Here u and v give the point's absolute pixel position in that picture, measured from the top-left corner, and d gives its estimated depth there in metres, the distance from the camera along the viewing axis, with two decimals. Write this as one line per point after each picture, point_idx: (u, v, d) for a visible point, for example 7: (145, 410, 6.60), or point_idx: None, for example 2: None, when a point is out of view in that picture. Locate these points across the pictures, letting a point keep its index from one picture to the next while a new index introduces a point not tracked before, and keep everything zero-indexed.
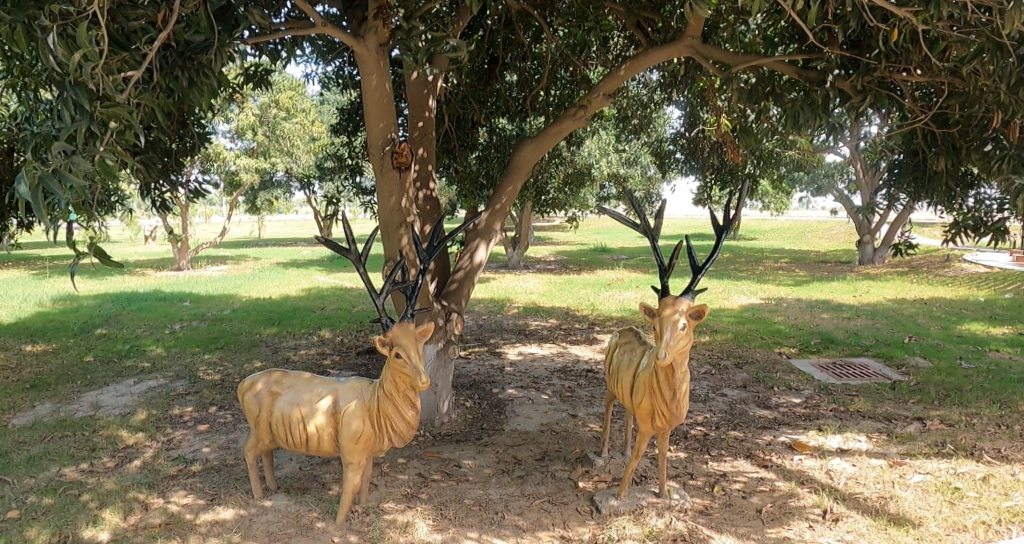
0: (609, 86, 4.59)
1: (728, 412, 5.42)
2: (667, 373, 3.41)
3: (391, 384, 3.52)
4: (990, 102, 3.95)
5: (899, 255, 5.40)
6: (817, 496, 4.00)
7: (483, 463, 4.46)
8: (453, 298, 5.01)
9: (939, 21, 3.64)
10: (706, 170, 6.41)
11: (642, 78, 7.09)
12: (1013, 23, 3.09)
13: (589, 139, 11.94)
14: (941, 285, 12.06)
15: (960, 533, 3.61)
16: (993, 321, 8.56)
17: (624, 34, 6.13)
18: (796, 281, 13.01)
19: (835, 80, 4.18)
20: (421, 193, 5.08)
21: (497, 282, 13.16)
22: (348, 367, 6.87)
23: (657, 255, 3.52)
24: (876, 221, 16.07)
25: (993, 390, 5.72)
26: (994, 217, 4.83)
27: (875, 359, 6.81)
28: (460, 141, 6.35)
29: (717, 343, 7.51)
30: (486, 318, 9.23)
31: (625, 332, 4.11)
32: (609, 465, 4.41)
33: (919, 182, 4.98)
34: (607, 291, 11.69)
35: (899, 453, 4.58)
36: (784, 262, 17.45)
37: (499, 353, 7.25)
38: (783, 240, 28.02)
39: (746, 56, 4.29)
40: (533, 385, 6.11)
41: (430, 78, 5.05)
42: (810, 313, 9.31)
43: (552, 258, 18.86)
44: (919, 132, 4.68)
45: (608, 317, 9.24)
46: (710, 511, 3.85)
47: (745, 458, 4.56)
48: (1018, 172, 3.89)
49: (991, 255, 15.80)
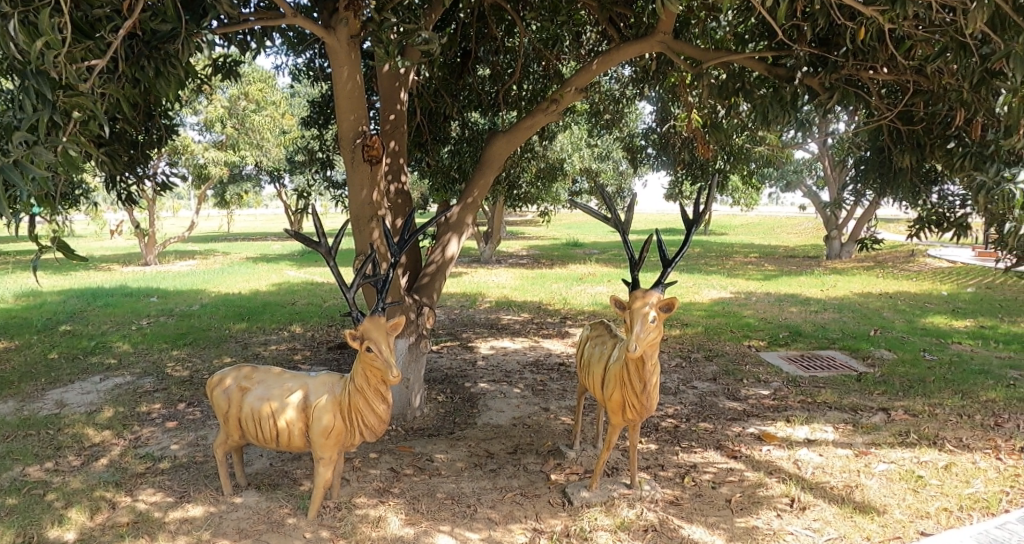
0: (581, 80, 4.59)
1: (698, 404, 5.48)
2: (637, 365, 3.40)
3: (362, 377, 3.51)
4: (953, 101, 4.11)
5: (865, 250, 5.46)
6: (784, 486, 4.08)
7: (456, 457, 4.46)
8: (424, 292, 4.97)
9: (904, 20, 3.80)
10: (677, 166, 6.36)
11: (614, 73, 7.09)
12: (976, 23, 3.25)
13: (561, 134, 12.00)
14: (906, 279, 12.33)
15: (922, 520, 3.71)
16: (956, 314, 8.77)
17: (597, 30, 6.15)
18: (765, 275, 13.17)
19: (804, 78, 4.30)
20: (393, 186, 5.04)
21: (470, 276, 13.14)
22: (319, 362, 6.81)
23: (627, 248, 3.45)
24: (842, 217, 16.38)
25: (955, 381, 5.87)
26: (957, 213, 4.89)
27: (842, 352, 6.94)
28: (432, 135, 6.30)
29: (688, 337, 7.59)
30: (458, 312, 9.20)
31: (597, 325, 4.10)
32: (581, 458, 4.43)
33: (884, 179, 5.08)
34: (578, 285, 11.75)
35: (864, 443, 4.69)
36: (754, 256, 17.67)
37: (470, 347, 7.24)
38: (750, 234, 28.65)
39: (717, 53, 4.37)
40: (505, 378, 6.12)
41: (402, 71, 5.01)
42: (779, 307, 9.46)
43: (522, 252, 18.82)
44: (885, 128, 4.75)
45: (579, 311, 9.27)
46: (680, 502, 3.90)
47: (715, 449, 4.62)
48: (979, 168, 4.06)
49: (953, 250, 16.29)
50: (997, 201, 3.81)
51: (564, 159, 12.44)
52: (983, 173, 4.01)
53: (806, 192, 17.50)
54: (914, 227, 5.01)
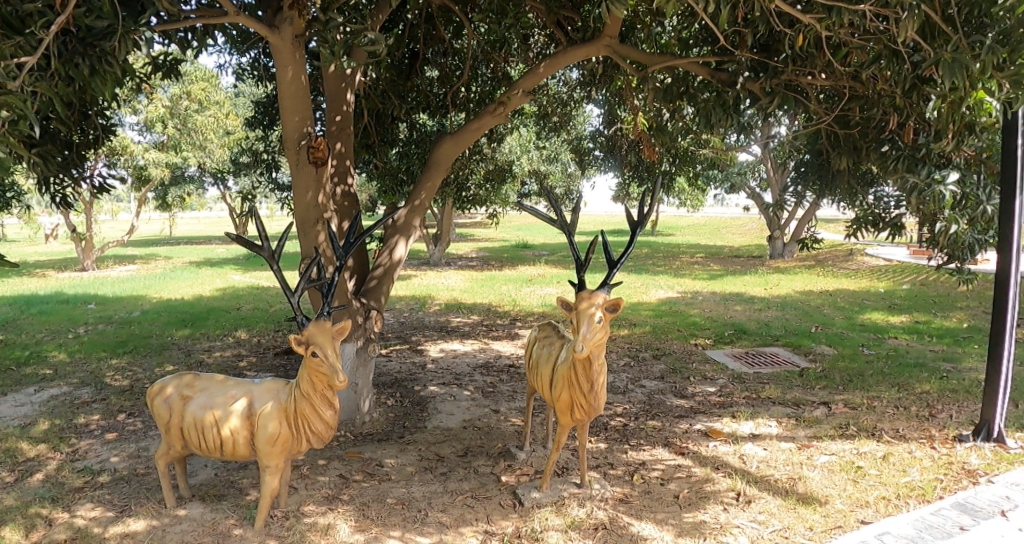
0: (528, 83, 4.62)
1: (647, 402, 5.57)
2: (585, 365, 3.43)
3: (308, 383, 3.44)
4: (888, 105, 4.32)
5: (805, 250, 5.56)
6: (730, 480, 4.17)
7: (406, 461, 4.42)
8: (372, 296, 4.92)
9: (840, 28, 3.96)
10: (624, 168, 6.47)
11: (562, 76, 7.13)
12: (906, 32, 3.44)
13: (510, 136, 12.04)
14: (845, 277, 12.79)
15: (862, 509, 3.84)
16: (892, 310, 9.14)
17: (544, 33, 6.20)
18: (711, 275, 13.48)
19: (746, 82, 4.40)
20: (339, 188, 4.97)
21: (420, 279, 13.06)
22: (267, 368, 6.66)
23: (574, 249, 3.48)
24: (784, 217, 16.89)
25: (891, 375, 6.11)
26: (892, 213, 5.01)
27: (785, 348, 7.15)
28: (380, 137, 6.24)
29: (636, 336, 7.71)
30: (408, 315, 9.14)
31: (545, 327, 4.12)
32: (531, 459, 4.45)
33: (824, 180, 5.27)
34: (528, 286, 11.81)
35: (807, 436, 4.84)
36: (701, 256, 18.07)
37: (420, 350, 7.19)
38: (696, 235, 29.30)
39: (661, 57, 4.46)
40: (455, 381, 6.10)
41: (348, 71, 4.96)
42: (724, 305, 9.69)
43: (471, 254, 18.80)
44: (824, 132, 4.91)
45: (529, 313, 9.32)
46: (629, 499, 3.95)
47: (663, 446, 4.70)
48: (911, 170, 4.21)
49: (889, 249, 16.98)
50: (930, 203, 3.99)
51: (513, 161, 12.47)
52: (915, 176, 4.16)
53: (749, 194, 17.98)
54: (852, 227, 5.23)
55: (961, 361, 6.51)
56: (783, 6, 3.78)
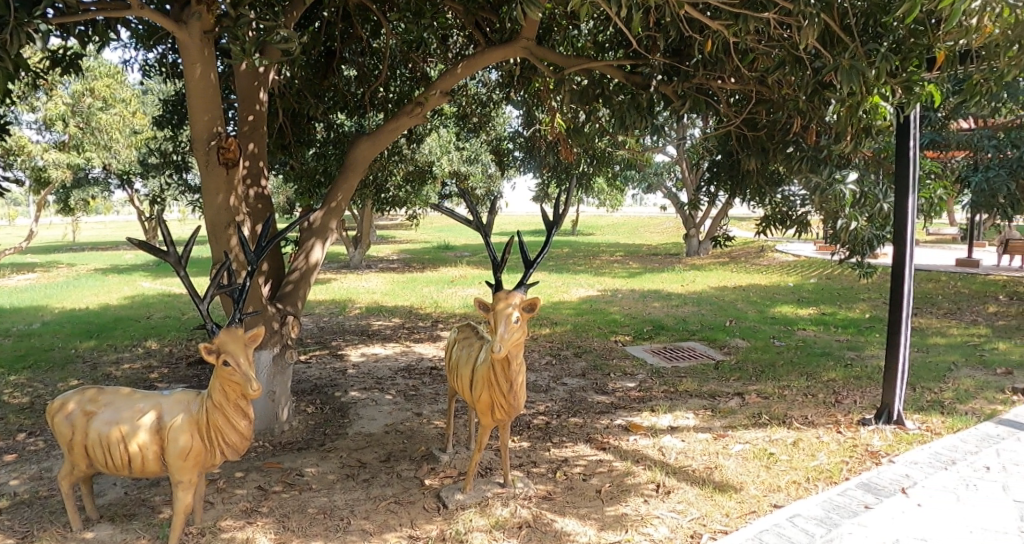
0: (446, 83, 4.61)
1: (569, 399, 5.65)
2: (503, 365, 3.45)
3: (219, 393, 3.31)
4: (791, 109, 4.46)
5: (719, 247, 5.78)
6: (650, 472, 4.28)
7: (327, 469, 4.33)
8: (289, 300, 4.81)
9: (747, 34, 4.13)
10: (543, 168, 6.55)
11: (482, 77, 7.17)
12: (807, 39, 3.62)
13: (430, 137, 11.98)
14: (757, 273, 13.36)
15: (774, 493, 4.01)
16: (800, 303, 9.61)
17: (463, 34, 6.23)
18: (630, 273, 13.83)
19: (659, 86, 4.56)
20: (253, 191, 4.83)
21: (340, 283, 12.81)
22: (180, 379, 6.38)
23: (490, 250, 3.49)
24: (699, 216, 17.52)
25: (799, 364, 6.42)
26: (798, 211, 5.25)
27: (701, 342, 7.40)
28: (296, 137, 6.09)
29: (558, 335, 7.82)
30: (328, 320, 8.95)
31: (464, 328, 4.13)
32: (454, 461, 4.43)
33: (734, 180, 5.45)
34: (450, 288, 11.78)
35: (722, 426, 5.02)
36: (621, 255, 18.51)
37: (341, 355, 7.05)
38: (617, 234, 30.03)
39: (576, 59, 4.54)
40: (377, 385, 6.02)
41: (262, 70, 4.81)
42: (642, 302, 9.96)
43: (394, 257, 18.59)
44: (734, 134, 5.10)
45: (452, 314, 9.30)
46: (553, 496, 3.99)
47: (585, 442, 4.78)
48: (814, 171, 4.42)
49: (797, 245, 17.89)
50: (831, 201, 4.37)
51: (433, 162, 12.40)
52: (818, 176, 4.40)
53: (666, 193, 18.55)
54: (762, 224, 5.49)
55: (863, 349, 6.92)
56: (694, 11, 3.92)
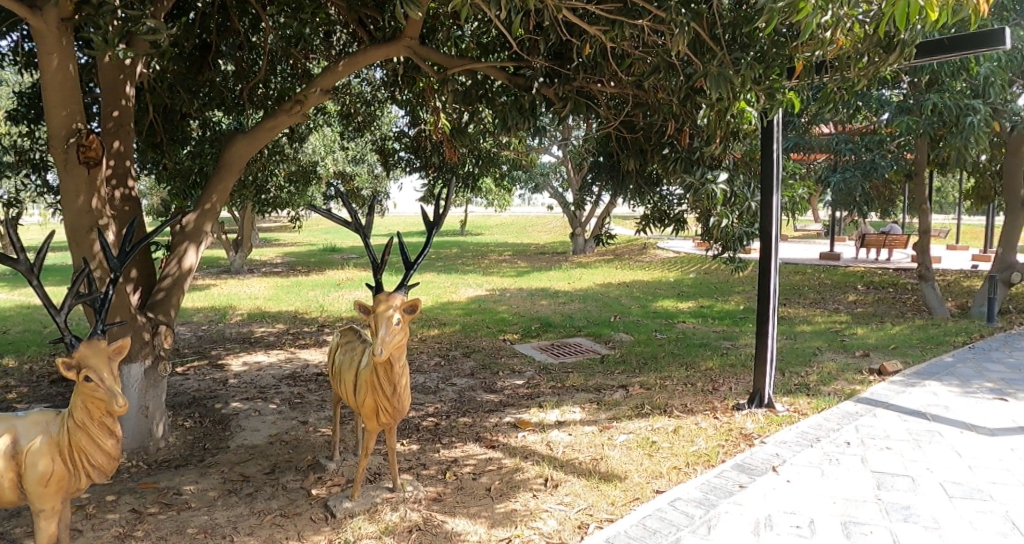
0: (326, 81, 4.51)
1: (458, 400, 5.68)
2: (386, 368, 3.42)
3: (82, 411, 3.07)
4: (666, 112, 4.69)
5: (601, 244, 5.94)
6: (538, 467, 4.37)
7: (208, 486, 4.13)
8: (160, 309, 4.57)
9: (623, 40, 4.27)
10: (427, 169, 6.52)
11: (365, 75, 7.07)
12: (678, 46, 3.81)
13: (314, 136, 11.67)
14: (640, 269, 13.94)
15: (656, 479, 4.20)
16: (680, 297, 10.11)
17: (347, 31, 6.15)
18: (518, 271, 14.08)
19: (541, 87, 4.70)
20: (118, 192, 4.54)
21: (220, 289, 12.22)
22: (40, 399, 5.86)
23: (370, 251, 3.46)
24: (584, 215, 18.08)
25: (678, 355, 6.76)
26: (675, 210, 5.47)
27: (587, 338, 7.64)
28: (169, 135, 5.76)
29: (446, 335, 7.83)
30: (207, 329, 8.51)
31: (346, 332, 4.06)
32: (342, 468, 4.34)
33: (616, 180, 5.65)
34: (337, 291, 11.52)
35: (607, 418, 5.20)
36: (510, 255, 18.79)
37: (221, 365, 6.73)
38: (506, 233, 30.44)
39: (459, 60, 4.59)
40: (260, 395, 5.80)
41: (128, 62, 4.49)
42: (530, 300, 10.16)
43: (280, 260, 17.96)
44: (614, 135, 5.28)
45: (339, 318, 9.11)
46: (443, 497, 4.00)
47: (474, 441, 4.82)
48: (687, 171, 4.67)
49: (678, 242, 18.79)
50: (704, 199, 4.47)
51: (318, 162, 12.08)
52: (691, 175, 4.59)
53: (552, 193, 19.01)
54: (642, 223, 5.71)
55: (737, 339, 7.37)
56: (571, 16, 3.98)
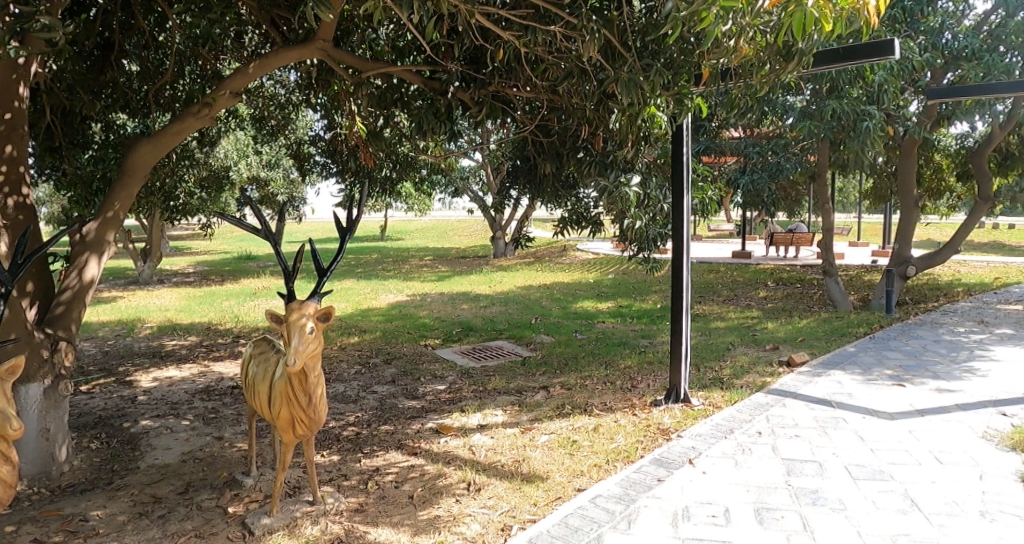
0: (236, 84, 4.36)
1: (379, 408, 5.60)
2: (300, 378, 3.34)
3: None
4: (580, 117, 4.81)
5: (519, 248, 5.94)
6: (461, 472, 4.36)
7: (116, 510, 3.90)
8: (59, 324, 4.32)
9: (536, 45, 4.32)
10: (344, 173, 6.41)
11: (278, 77, 6.95)
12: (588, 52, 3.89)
13: (225, 140, 11.27)
14: (561, 271, 14.16)
15: (579, 478, 4.26)
16: (599, 298, 10.33)
17: (259, 32, 5.96)
18: (439, 276, 14.03)
19: (456, 92, 4.74)
20: (12, 200, 4.21)
21: (126, 301, 11.59)
22: None
23: (280, 259, 3.35)
24: (505, 218, 18.20)
25: (597, 355, 6.90)
26: (590, 213, 5.43)
27: (508, 340, 7.69)
28: (67, 138, 5.46)
29: (367, 342, 7.71)
30: (112, 344, 8.05)
31: (260, 342, 3.93)
32: (260, 484, 4.19)
33: (533, 184, 5.72)
34: (253, 301, 11.14)
35: (528, 419, 5.25)
36: (431, 259, 18.69)
37: (128, 382, 6.39)
38: (426, 238, 30.27)
39: (375, 63, 4.55)
40: (172, 412, 5.54)
41: (21, 60, 4.19)
42: (452, 305, 10.14)
43: (191, 269, 17.20)
44: (530, 140, 5.36)
45: (256, 328, 8.81)
46: (365, 508, 3.92)
47: (396, 449, 4.76)
48: (601, 174, 4.78)
49: (597, 243, 19.20)
50: (618, 202, 4.60)
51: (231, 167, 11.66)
52: (605, 179, 4.72)
53: (473, 197, 19.05)
54: (560, 226, 5.57)
55: (653, 337, 7.59)
56: (485, 21, 3.98)
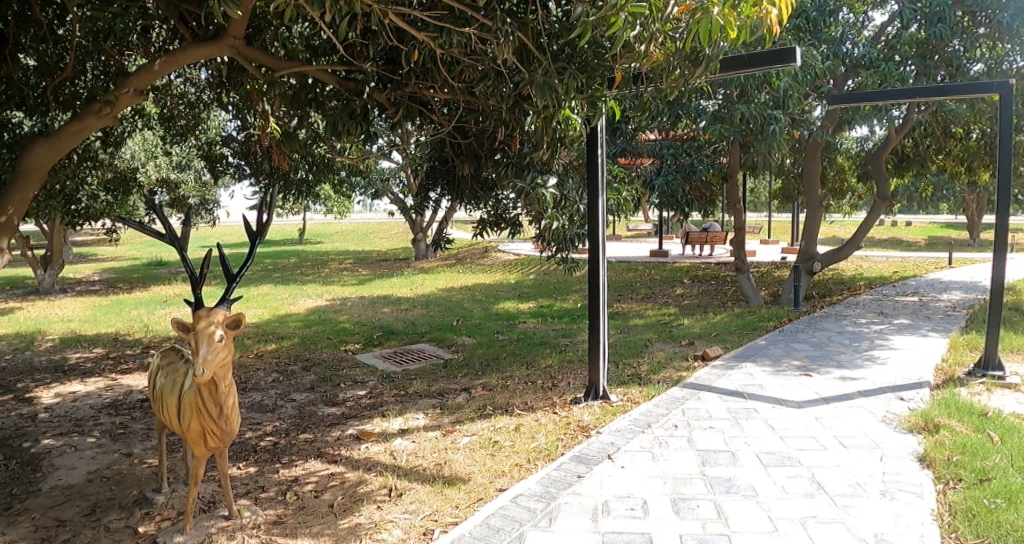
0: (139, 81, 4.19)
1: (298, 416, 5.46)
2: (210, 388, 3.22)
3: None
4: (495, 119, 4.88)
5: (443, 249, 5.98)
6: (382, 478, 4.31)
7: (13, 537, 3.63)
8: None
9: (450, 47, 4.32)
10: (259, 175, 6.19)
11: (188, 75, 6.63)
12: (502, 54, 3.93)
13: (130, 139, 10.71)
14: (483, 272, 14.21)
15: (501, 478, 4.29)
16: (521, 298, 10.43)
17: (167, 27, 5.69)
18: (360, 279, 13.81)
19: (372, 92, 4.68)
20: None
21: (21, 312, 10.82)
22: None
23: (185, 266, 3.22)
24: (426, 220, 18.10)
25: (519, 355, 6.97)
26: (509, 214, 5.53)
27: (430, 343, 7.65)
28: None
29: (285, 349, 7.50)
30: (6, 359, 7.50)
31: (167, 353, 3.77)
32: (172, 500, 4.01)
33: (453, 185, 5.73)
34: (163, 309, 10.64)
35: (450, 422, 5.24)
36: (351, 262, 18.36)
37: (24, 399, 5.97)
38: (345, 241, 29.70)
39: (288, 61, 4.44)
40: (75, 429, 5.22)
41: None
42: (372, 308, 10.00)
43: (95, 277, 16.23)
44: (448, 141, 5.36)
45: (166, 337, 8.41)
46: (283, 519, 3.82)
47: (315, 457, 4.65)
48: (518, 176, 4.83)
49: (520, 244, 19.39)
50: (535, 203, 4.69)
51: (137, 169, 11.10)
52: (522, 180, 4.78)
53: (394, 199, 18.84)
54: (480, 228, 5.66)
55: (574, 336, 7.74)
56: (400, 21, 3.93)
